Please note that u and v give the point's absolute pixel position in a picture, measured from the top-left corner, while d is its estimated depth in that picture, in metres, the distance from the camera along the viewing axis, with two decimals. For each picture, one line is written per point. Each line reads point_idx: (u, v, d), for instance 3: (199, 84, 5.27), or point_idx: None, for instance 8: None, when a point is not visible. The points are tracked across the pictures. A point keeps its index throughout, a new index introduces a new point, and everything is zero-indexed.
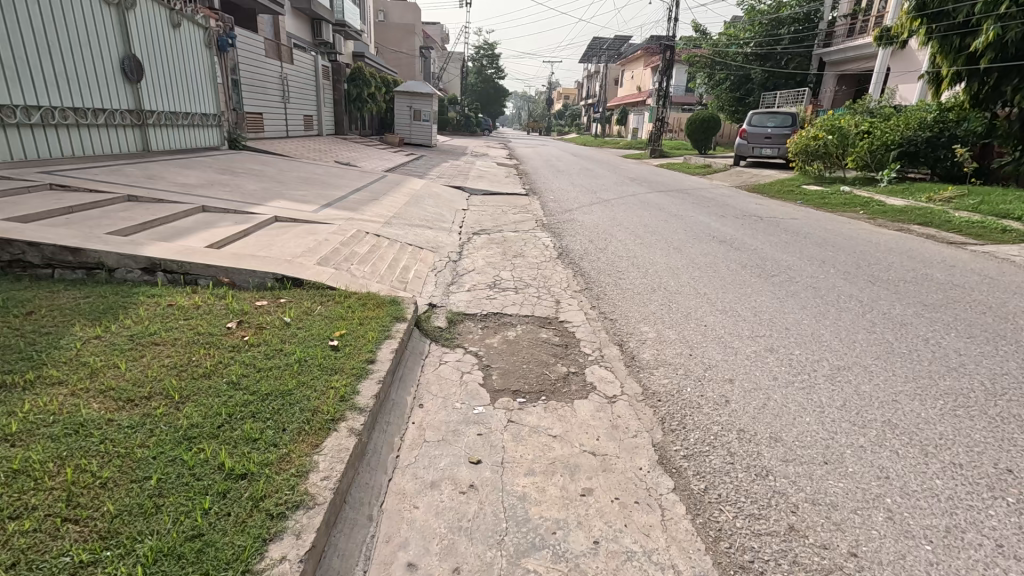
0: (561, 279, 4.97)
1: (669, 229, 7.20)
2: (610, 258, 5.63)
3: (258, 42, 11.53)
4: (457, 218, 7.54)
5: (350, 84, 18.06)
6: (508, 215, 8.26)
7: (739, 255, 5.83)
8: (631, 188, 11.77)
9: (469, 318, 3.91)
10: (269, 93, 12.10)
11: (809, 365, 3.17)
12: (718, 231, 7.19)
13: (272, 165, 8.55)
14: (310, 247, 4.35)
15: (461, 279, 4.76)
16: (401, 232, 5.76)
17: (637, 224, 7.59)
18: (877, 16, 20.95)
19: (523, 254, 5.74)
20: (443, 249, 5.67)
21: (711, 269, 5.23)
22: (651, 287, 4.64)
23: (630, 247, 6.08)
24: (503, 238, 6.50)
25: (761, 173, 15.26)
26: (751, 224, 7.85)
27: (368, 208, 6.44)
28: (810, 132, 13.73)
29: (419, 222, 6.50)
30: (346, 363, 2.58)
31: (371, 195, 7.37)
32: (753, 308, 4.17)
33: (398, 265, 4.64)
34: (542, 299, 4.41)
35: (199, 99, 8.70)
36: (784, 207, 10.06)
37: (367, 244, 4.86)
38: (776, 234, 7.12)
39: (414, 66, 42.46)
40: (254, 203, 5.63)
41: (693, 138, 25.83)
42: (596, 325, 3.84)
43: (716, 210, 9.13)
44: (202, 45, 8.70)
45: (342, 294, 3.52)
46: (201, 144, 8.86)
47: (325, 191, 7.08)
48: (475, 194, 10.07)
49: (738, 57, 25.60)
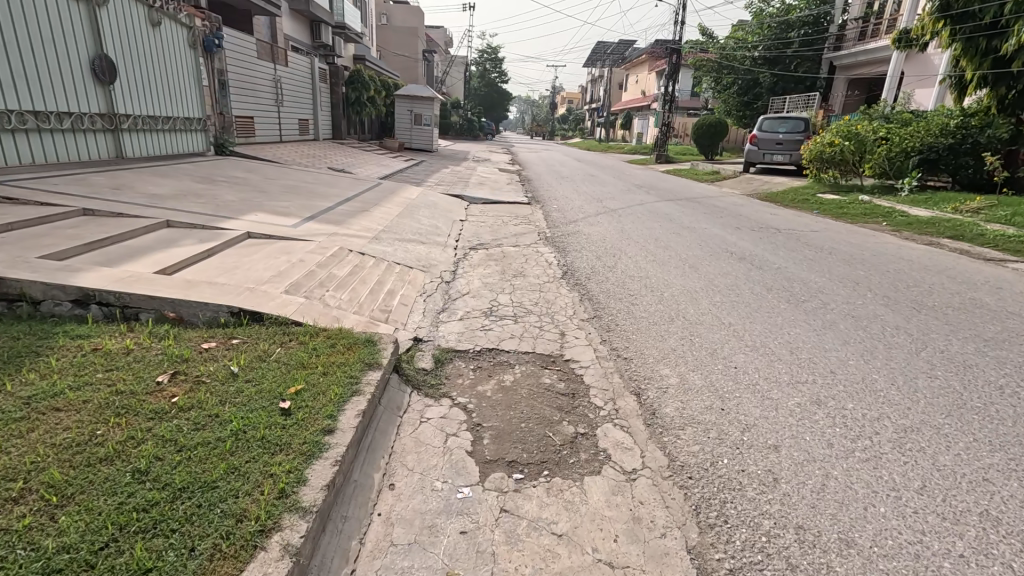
0: (566, 304, 4.43)
1: (682, 244, 6.64)
2: (621, 279, 5.08)
3: (250, 42, 11.05)
4: (454, 230, 7.03)
5: (348, 87, 17.59)
6: (509, 226, 7.75)
7: (763, 275, 5.28)
8: (639, 196, 11.22)
9: (459, 357, 3.36)
10: (261, 96, 11.62)
11: (869, 426, 2.61)
12: (735, 246, 6.64)
13: (258, 172, 8.04)
14: (280, 270, 3.82)
15: (453, 305, 4.23)
16: (390, 249, 5.23)
17: (648, 237, 7.02)
18: (890, 19, 20.40)
19: (524, 274, 5.21)
20: (436, 267, 5.14)
21: (734, 293, 4.67)
22: (669, 316, 4.10)
23: (641, 266, 5.53)
24: (503, 254, 5.97)
25: (773, 180, 14.70)
26: (771, 238, 7.28)
27: (356, 220, 5.93)
28: (825, 138, 13.10)
29: (411, 236, 5.97)
30: (296, 436, 2.04)
31: (361, 206, 6.85)
32: (787, 344, 3.61)
33: (381, 289, 4.11)
34: (544, 330, 3.87)
35: (182, 102, 8.22)
36: (802, 218, 9.51)
37: (348, 265, 4.33)
38: (798, 250, 6.57)
39: (417, 70, 42.12)
40: (228, 216, 5.11)
41: (699, 142, 25.31)
42: (607, 366, 3.29)
43: (730, 221, 8.59)
44: (185, 45, 8.23)
45: (307, 333, 2.98)
46: (183, 150, 8.36)
47: (311, 202, 6.56)
48: (475, 203, 9.56)
49: (746, 60, 24.91)
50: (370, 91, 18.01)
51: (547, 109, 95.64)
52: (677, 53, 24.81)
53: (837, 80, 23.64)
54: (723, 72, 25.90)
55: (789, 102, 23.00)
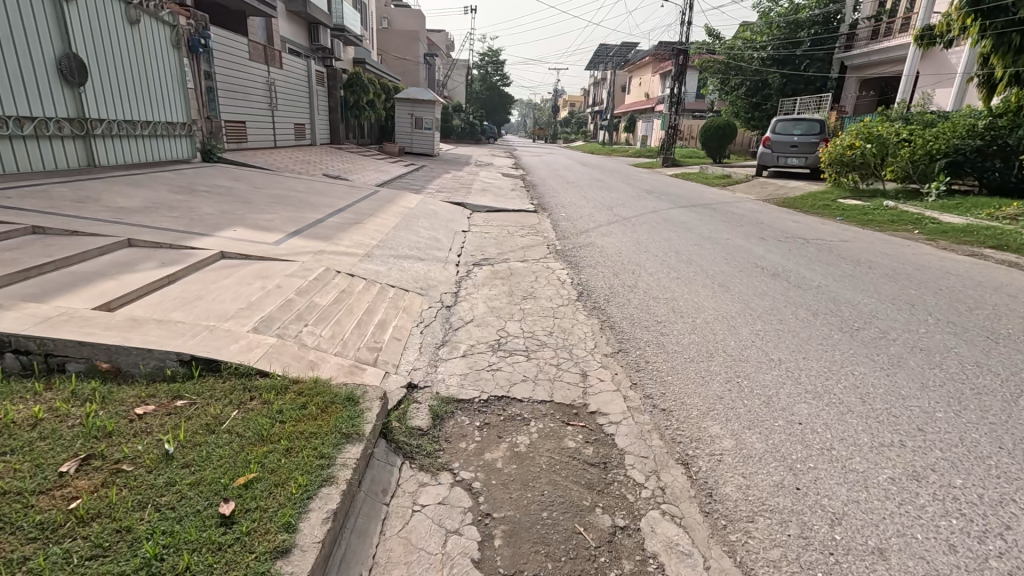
0: (585, 334, 3.86)
1: (705, 258, 6.06)
2: (644, 302, 4.49)
3: (241, 43, 10.51)
4: (456, 243, 6.45)
5: (347, 91, 17.06)
6: (515, 238, 7.19)
7: (803, 297, 4.69)
8: (651, 202, 10.64)
9: (462, 409, 2.78)
10: (254, 100, 11.08)
11: (995, 515, 2.01)
12: (764, 260, 6.05)
13: (245, 180, 7.49)
14: (250, 301, 3.23)
15: (455, 338, 3.65)
16: (384, 268, 4.66)
17: (667, 250, 6.43)
18: (904, 18, 19.87)
19: (535, 295, 4.65)
20: (436, 288, 4.57)
21: (776, 320, 4.08)
22: (706, 351, 3.51)
23: (665, 285, 4.95)
24: (511, 272, 5.39)
25: (788, 185, 14.11)
26: (800, 249, 6.70)
27: (347, 235, 5.35)
28: (845, 139, 12.45)
29: (408, 252, 5.40)
30: (234, 567, 1.46)
31: (354, 217, 6.29)
32: (854, 388, 3.03)
33: (371, 321, 3.52)
34: (562, 370, 3.28)
35: (165, 106, 7.69)
36: (827, 226, 8.92)
37: (332, 291, 3.75)
38: (832, 263, 6.00)
39: (418, 74, 41.66)
40: (202, 233, 4.54)
41: (706, 144, 24.72)
42: (643, 423, 2.69)
43: (752, 230, 8.03)
44: (168, 45, 7.71)
45: (273, 390, 2.38)
46: (165, 156, 7.81)
47: (300, 214, 6.00)
48: (478, 211, 9.00)
49: (754, 61, 24.30)
50: (370, 94, 17.48)
51: (549, 112, 95.25)
52: (684, 54, 24.23)
53: (849, 80, 23.20)
54: (731, 74, 25.29)
55: (799, 103, 22.42)
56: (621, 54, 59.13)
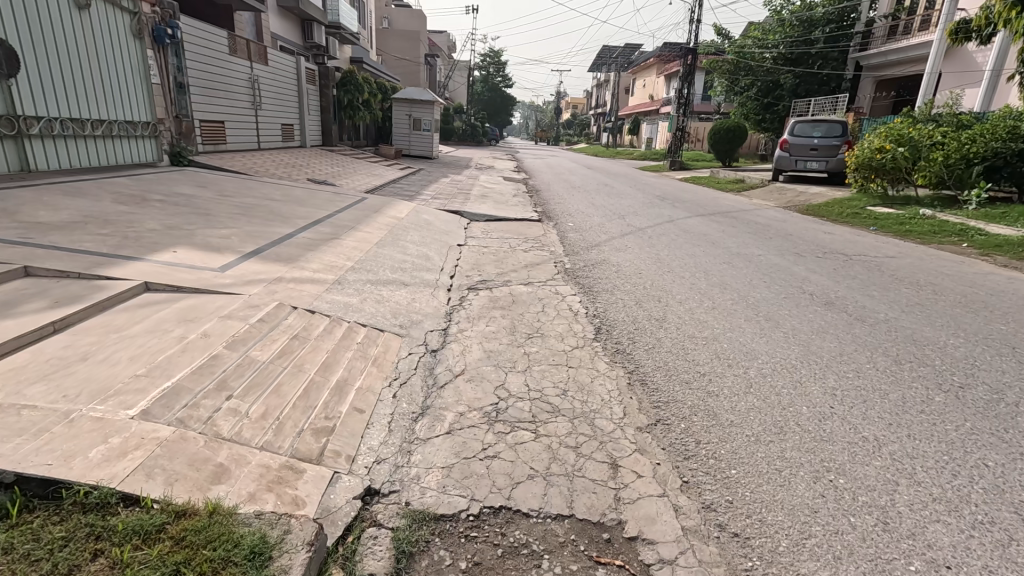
0: (609, 393, 2.99)
1: (741, 280, 5.19)
2: (679, 346, 3.60)
3: (220, 36, 9.67)
4: (450, 261, 5.61)
5: (341, 90, 16.22)
6: (518, 253, 6.33)
7: (874, 336, 3.79)
8: (666, 210, 9.78)
9: (440, 537, 1.88)
10: (234, 98, 10.23)
11: None
12: (809, 282, 5.16)
13: (213, 187, 6.64)
14: (152, 364, 2.35)
15: (438, 404, 2.76)
16: (355, 299, 3.78)
17: (694, 270, 5.54)
18: (924, 15, 19.04)
19: (543, 333, 3.79)
20: (419, 325, 3.68)
21: (852, 373, 3.18)
22: (774, 427, 2.62)
23: (701, 320, 4.06)
24: (513, 299, 4.52)
25: (808, 190, 13.25)
26: (845, 268, 5.84)
27: (316, 255, 4.48)
28: (874, 141, 11.52)
29: (390, 275, 4.53)
30: None
31: (331, 231, 5.43)
32: (999, 492, 2.15)
33: (326, 384, 2.64)
34: (583, 458, 2.39)
35: (123, 103, 6.86)
36: (863, 238, 8.06)
37: (280, 340, 2.88)
38: (889, 287, 5.13)
39: (419, 74, 40.89)
40: (129, 256, 3.67)
41: (715, 148, 23.88)
42: (710, 564, 1.81)
43: (783, 243, 7.17)
44: (127, 35, 6.89)
45: (130, 540, 1.49)
46: (122, 160, 6.96)
47: (266, 227, 5.14)
48: (477, 221, 8.16)
49: (766, 61, 23.46)
50: (365, 93, 16.63)
51: (552, 115, 94.55)
52: (693, 52, 23.36)
53: (865, 80, 22.38)
54: (741, 74, 24.43)
55: (813, 104, 21.57)
56: (625, 55, 58.40)
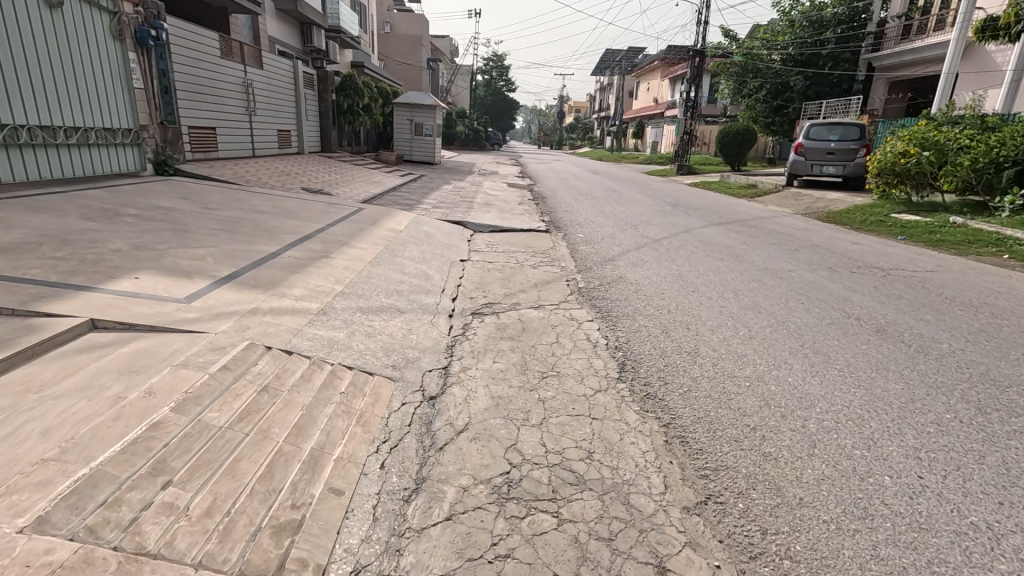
0: (644, 456, 2.47)
1: (775, 301, 4.67)
2: (719, 389, 3.08)
3: (211, 39, 9.22)
4: (452, 279, 5.11)
5: (340, 94, 15.78)
6: (527, 269, 5.83)
7: (945, 374, 3.26)
8: (680, 219, 9.27)
9: None
10: (226, 103, 9.77)
11: None
12: (852, 304, 4.64)
13: (197, 200, 6.16)
14: (69, 441, 1.84)
15: (437, 476, 2.24)
16: (342, 333, 3.28)
17: (722, 290, 5.02)
18: (940, 15, 18.55)
19: (560, 373, 3.28)
20: (416, 363, 3.17)
21: (932, 427, 2.66)
22: (857, 509, 2.09)
23: (739, 354, 3.54)
24: (523, 328, 4.01)
25: (825, 196, 12.73)
26: (886, 286, 5.32)
27: (301, 279, 3.98)
28: (896, 145, 10.99)
29: (385, 300, 4.03)
30: None
31: (321, 248, 4.94)
32: None
33: (297, 455, 2.12)
34: (621, 558, 1.87)
35: (101, 109, 6.39)
36: (894, 249, 7.53)
37: (244, 396, 2.37)
38: (941, 308, 4.60)
39: (421, 79, 40.57)
40: (80, 285, 3.17)
41: (724, 151, 23.27)
42: None
43: (811, 256, 6.66)
44: (106, 35, 6.43)
45: None
46: (100, 170, 6.50)
47: (249, 245, 4.65)
48: (482, 232, 7.68)
49: (775, 63, 22.95)
50: (365, 98, 16.19)
51: (554, 119, 94.22)
52: (700, 54, 22.85)
53: (877, 81, 21.85)
54: (749, 77, 23.89)
55: (825, 106, 21.04)
56: (628, 58, 58.00)
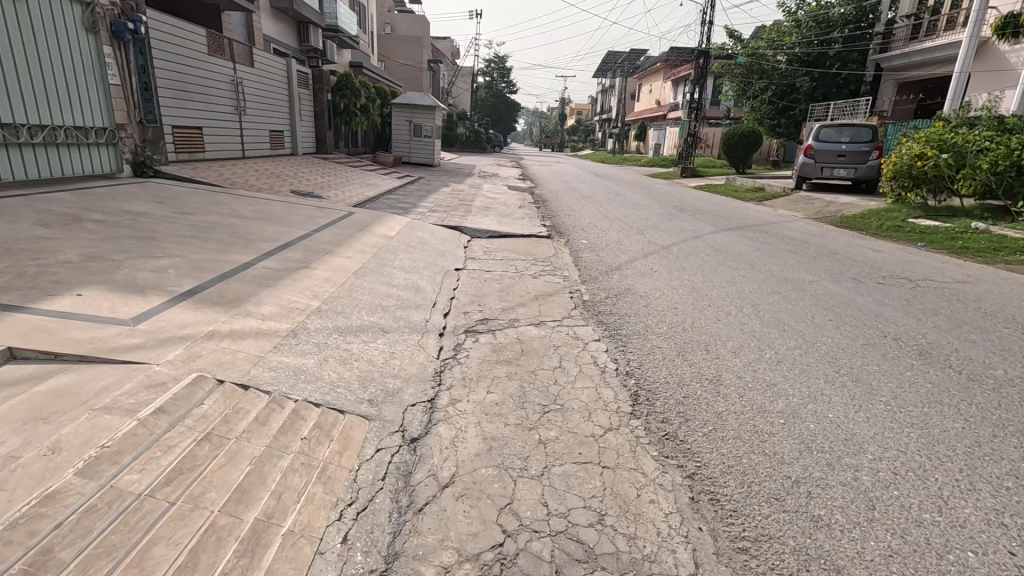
0: (668, 520, 2.03)
1: (799, 318, 4.24)
2: (748, 429, 2.64)
3: (197, 34, 8.81)
4: (446, 292, 4.69)
5: (336, 94, 15.37)
6: (527, 279, 5.41)
7: (1010, 410, 2.82)
8: (689, 224, 8.84)
9: None
10: (214, 102, 9.36)
11: None
12: (886, 321, 4.20)
13: (173, 203, 5.74)
14: None
15: (412, 552, 1.80)
16: (312, 360, 2.84)
17: (741, 304, 4.59)
18: (951, 14, 18.15)
19: (564, 407, 2.85)
20: (397, 397, 2.74)
21: (1010, 482, 2.22)
22: None
23: (768, 384, 3.10)
24: (521, 350, 3.58)
25: (837, 200, 12.30)
26: (918, 300, 4.89)
27: (273, 294, 3.56)
28: (913, 147, 10.54)
29: (367, 318, 3.60)
30: None
31: (301, 257, 4.51)
32: None
33: (234, 530, 1.69)
34: None
35: (72, 106, 5.98)
36: (917, 257, 7.10)
37: (178, 449, 1.93)
38: (984, 326, 4.17)
39: (422, 81, 40.20)
40: (9, 304, 2.74)
41: (729, 154, 22.78)
42: None
43: (832, 265, 6.22)
44: (78, 28, 6.02)
45: None
46: (71, 172, 6.09)
47: (221, 254, 4.23)
48: (480, 238, 7.25)
49: (781, 64, 22.52)
50: (362, 98, 15.81)
51: (556, 120, 93.96)
52: (705, 54, 22.42)
53: (886, 82, 21.40)
54: (755, 77, 23.44)
55: (832, 108, 20.57)
56: (630, 60, 57.63)
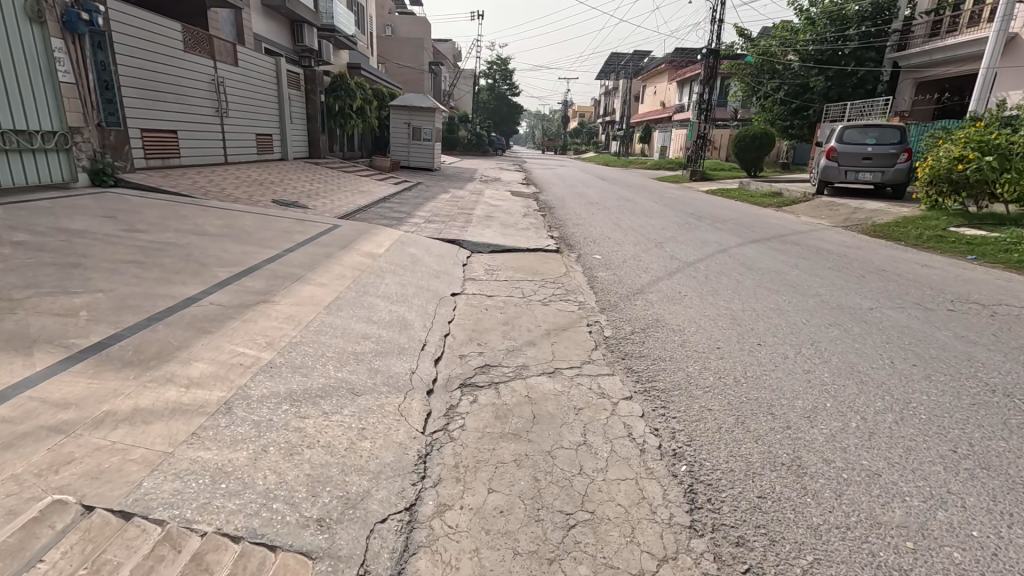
0: None
1: (876, 363, 3.42)
2: (866, 564, 1.82)
3: (170, 28, 8.05)
4: (437, 327, 3.89)
5: (330, 96, 14.60)
6: (535, 307, 4.61)
7: None
8: (710, 235, 8.05)
9: None
10: (190, 103, 8.59)
11: None
12: (983, 368, 3.37)
13: (124, 219, 4.96)
14: None
15: None
16: (243, 452, 2.03)
17: (798, 343, 3.77)
18: (974, 10, 17.41)
19: (597, 516, 2.04)
20: (360, 510, 1.93)
21: None
22: None
23: (871, 475, 2.29)
24: (533, 417, 2.76)
25: (863, 206, 11.48)
26: (1006, 333, 4.07)
27: (211, 344, 2.76)
28: (951, 150, 9.66)
29: (333, 374, 2.79)
30: None
31: (263, 287, 3.73)
32: None
33: None
34: None
35: (12, 107, 5.19)
36: (974, 273, 6.28)
37: None
38: None
39: (423, 83, 39.53)
40: None
41: (740, 156, 21.98)
42: None
43: (886, 285, 5.40)
44: (19, 16, 5.23)
45: None
46: (10, 181, 5.30)
47: (161, 286, 3.44)
48: (481, 253, 6.45)
49: (793, 63, 21.67)
50: (357, 100, 15.05)
51: (558, 123, 93.14)
52: (715, 54, 21.62)
53: (904, 81, 20.56)
54: (766, 78, 22.65)
55: (849, 108, 19.66)
56: (634, 62, 56.90)
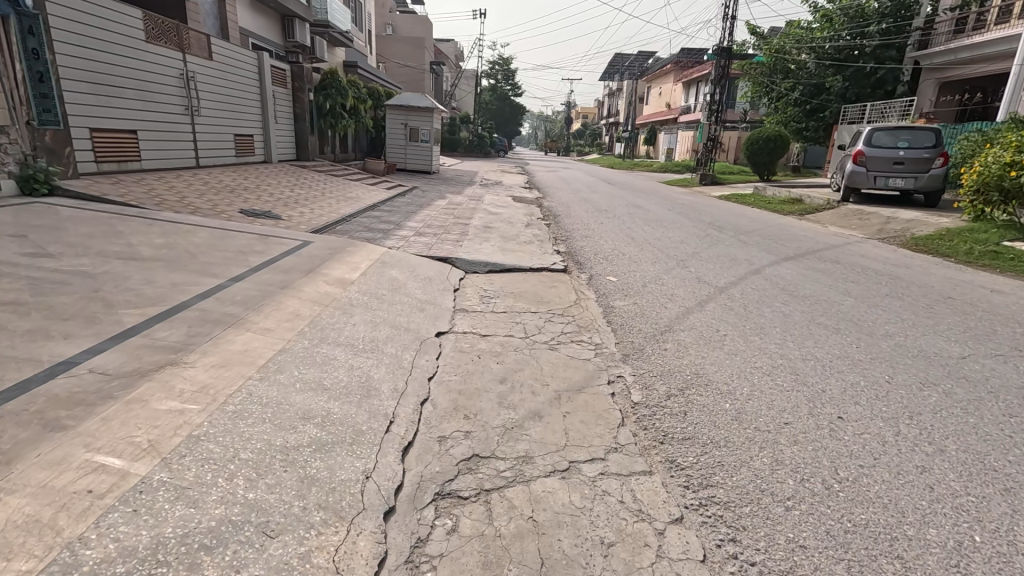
0: None
1: (1012, 455, 2.48)
2: None
3: (127, 14, 7.12)
4: (412, 391, 2.95)
5: (320, 94, 13.68)
6: (540, 353, 3.67)
7: None
8: (738, 251, 7.10)
9: None
10: (153, 98, 7.67)
11: None
12: None
13: (35, 239, 4.05)
14: None
15: None
16: None
17: (891, 417, 2.82)
18: (1006, 5, 16.39)
19: None
20: None
21: None
22: None
23: None
24: (540, 565, 1.82)
25: (896, 215, 10.53)
26: None
27: (53, 455, 1.83)
28: (1001, 155, 8.64)
29: (240, 496, 1.86)
30: None
31: (177, 340, 2.79)
32: None
33: None
34: None
35: None
36: None
37: None
38: None
39: (423, 83, 38.66)
40: None
41: (752, 159, 21.02)
42: None
43: (966, 322, 4.44)
44: None
45: None
46: None
47: (27, 343, 2.52)
48: (477, 275, 5.53)
49: (809, 63, 20.80)
50: (349, 99, 14.10)
51: (561, 124, 92.35)
52: (727, 53, 20.60)
53: (925, 82, 19.59)
54: (779, 77, 21.87)
55: (869, 109, 18.62)
56: (638, 62, 55.94)
